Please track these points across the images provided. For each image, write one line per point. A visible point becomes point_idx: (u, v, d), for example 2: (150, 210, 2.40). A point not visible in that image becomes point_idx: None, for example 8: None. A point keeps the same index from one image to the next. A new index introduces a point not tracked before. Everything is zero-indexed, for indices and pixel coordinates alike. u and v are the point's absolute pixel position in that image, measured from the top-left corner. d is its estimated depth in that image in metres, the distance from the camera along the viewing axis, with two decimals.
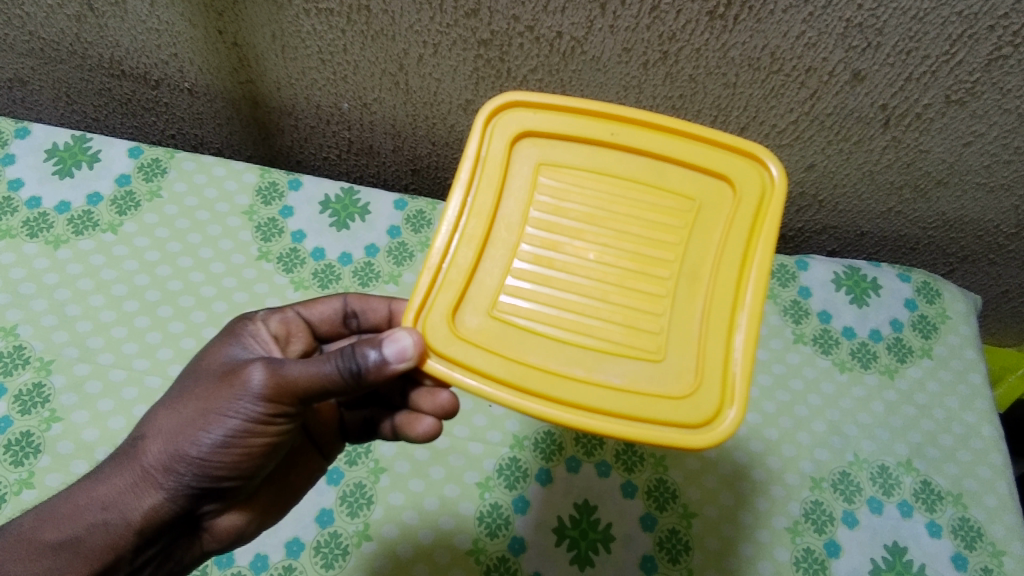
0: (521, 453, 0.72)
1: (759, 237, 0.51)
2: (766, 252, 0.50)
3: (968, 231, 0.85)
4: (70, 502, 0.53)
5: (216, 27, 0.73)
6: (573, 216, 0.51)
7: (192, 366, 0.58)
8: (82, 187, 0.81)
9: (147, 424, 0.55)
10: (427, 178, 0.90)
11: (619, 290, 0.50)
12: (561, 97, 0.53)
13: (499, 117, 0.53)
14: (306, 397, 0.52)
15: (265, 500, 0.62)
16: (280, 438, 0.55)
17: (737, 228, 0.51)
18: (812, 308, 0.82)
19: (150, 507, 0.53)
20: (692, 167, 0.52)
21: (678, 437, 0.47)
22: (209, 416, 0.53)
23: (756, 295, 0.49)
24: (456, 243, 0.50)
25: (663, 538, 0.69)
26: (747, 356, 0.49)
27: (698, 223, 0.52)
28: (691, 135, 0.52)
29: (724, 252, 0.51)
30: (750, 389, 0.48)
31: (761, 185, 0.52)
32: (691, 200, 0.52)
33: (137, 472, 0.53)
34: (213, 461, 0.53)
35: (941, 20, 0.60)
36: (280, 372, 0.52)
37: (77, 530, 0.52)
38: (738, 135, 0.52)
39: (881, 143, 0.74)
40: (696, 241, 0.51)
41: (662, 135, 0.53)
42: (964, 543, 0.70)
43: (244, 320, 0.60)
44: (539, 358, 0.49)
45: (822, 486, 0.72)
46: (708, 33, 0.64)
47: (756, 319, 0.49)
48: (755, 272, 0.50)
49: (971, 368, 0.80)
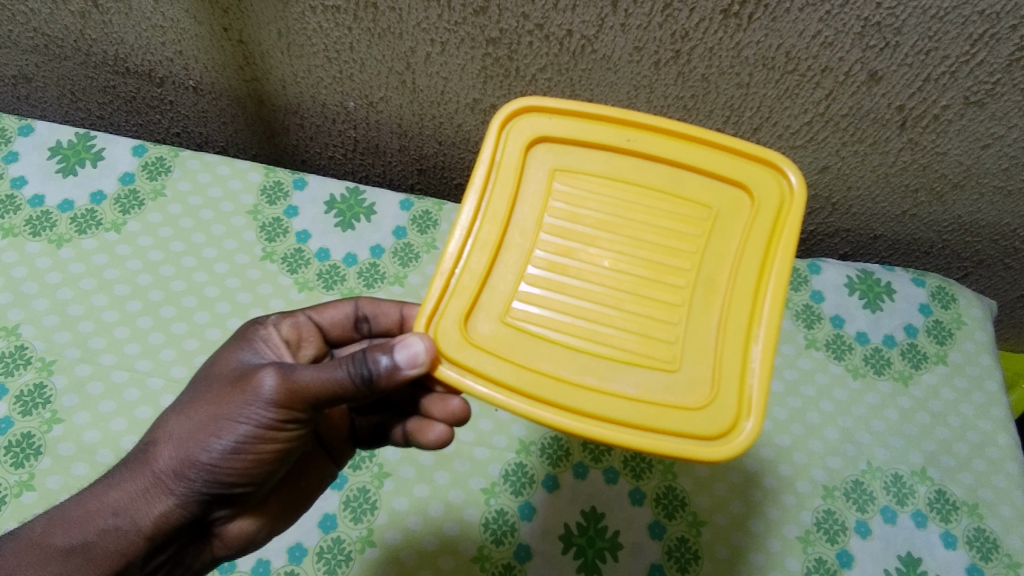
0: (527, 459, 0.71)
1: (777, 246, 0.50)
2: (784, 261, 0.49)
3: (984, 235, 0.83)
4: (82, 507, 0.52)
5: (221, 24, 0.72)
6: (588, 222, 0.50)
7: (202, 372, 0.57)
8: (85, 185, 0.81)
9: (158, 430, 0.54)
10: (434, 179, 0.89)
11: (633, 299, 0.49)
12: (576, 102, 0.51)
13: (514, 122, 0.52)
14: (317, 403, 0.51)
15: (276, 505, 0.61)
16: (291, 444, 0.54)
17: (755, 237, 0.50)
18: (825, 312, 0.80)
19: (160, 513, 0.52)
20: (710, 175, 0.51)
21: (692, 449, 0.46)
22: (219, 423, 0.52)
23: (774, 305, 0.48)
24: (469, 248, 0.49)
25: (671, 547, 0.68)
26: (765, 366, 0.47)
27: (715, 231, 0.50)
28: (709, 143, 0.51)
29: (740, 261, 0.49)
30: (767, 400, 0.47)
31: (780, 193, 0.51)
32: (708, 208, 0.51)
33: (148, 478, 0.52)
34: (223, 467, 0.52)
35: (962, 20, 0.59)
36: (291, 378, 0.51)
37: (87, 535, 0.51)
38: (757, 143, 0.51)
39: (896, 145, 0.72)
40: (713, 249, 0.50)
41: (679, 142, 0.51)
42: (980, 554, 0.69)
43: (255, 325, 0.59)
44: (552, 365, 0.47)
45: (835, 495, 0.71)
46: (721, 32, 0.62)
47: (775, 329, 0.48)
48: (773, 281, 0.49)
49: (986, 375, 0.78)
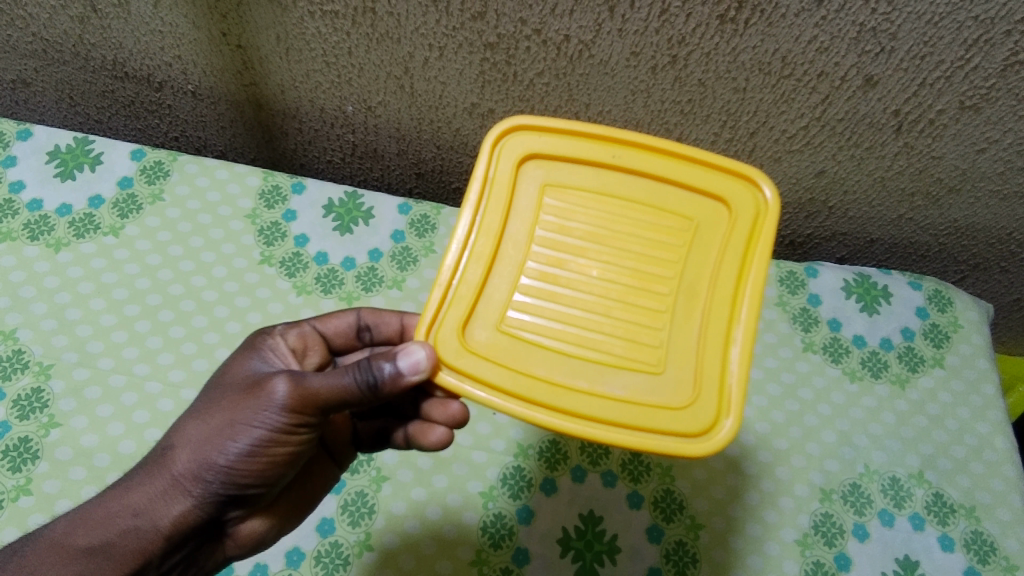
0: (525, 462, 0.71)
1: (752, 256, 0.50)
2: (759, 269, 0.49)
3: (980, 238, 0.83)
4: (103, 508, 0.52)
5: (220, 29, 0.72)
6: (577, 234, 0.50)
7: (214, 379, 0.57)
8: (84, 189, 0.81)
9: (174, 434, 0.54)
10: (432, 182, 0.89)
11: (621, 306, 0.49)
12: (564, 121, 0.52)
13: (505, 140, 0.52)
14: (327, 409, 0.51)
15: (285, 507, 0.61)
16: (302, 447, 0.54)
17: (733, 247, 0.50)
18: (822, 316, 0.80)
19: (179, 514, 0.52)
20: (691, 190, 0.51)
21: (677, 446, 0.46)
22: (236, 427, 0.52)
23: (750, 312, 0.48)
24: (465, 259, 0.50)
25: (670, 550, 0.68)
26: (742, 368, 0.47)
27: (696, 244, 0.51)
28: (689, 158, 0.51)
29: (718, 271, 0.50)
30: (745, 398, 0.47)
31: (755, 208, 0.51)
32: (690, 221, 0.51)
33: (166, 480, 0.52)
34: (239, 469, 0.52)
35: (956, 25, 0.59)
36: (302, 384, 0.51)
37: (109, 535, 0.51)
38: (734, 159, 0.51)
39: (892, 149, 0.73)
40: (693, 261, 0.50)
41: (661, 159, 0.52)
42: (978, 556, 0.69)
43: (262, 335, 0.59)
44: (545, 369, 0.48)
45: (832, 498, 0.71)
46: (718, 37, 0.63)
47: (751, 332, 0.48)
48: (749, 289, 0.49)
49: (983, 378, 0.78)
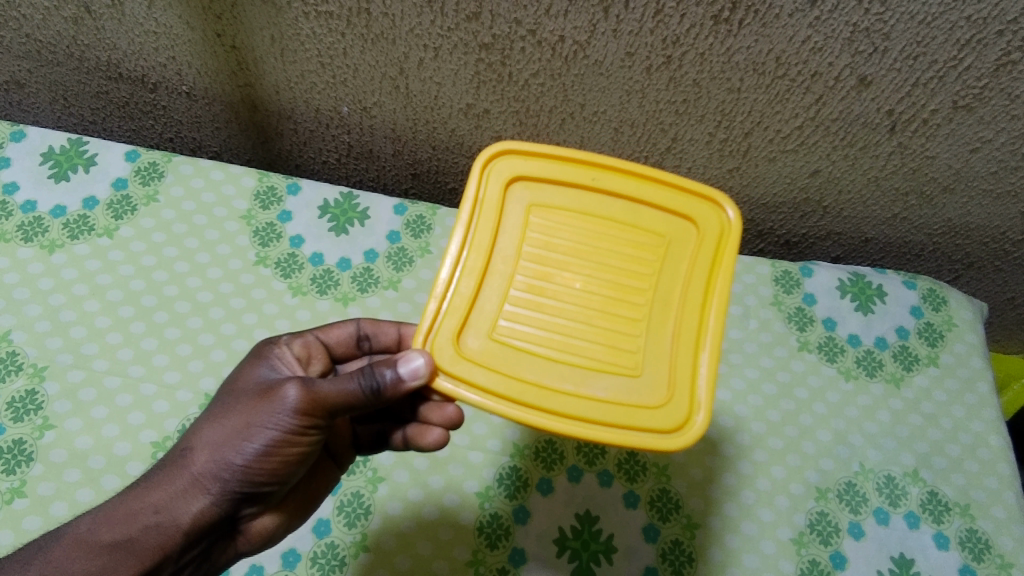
0: (521, 462, 0.71)
1: (718, 271, 0.50)
2: (724, 279, 0.50)
3: (974, 237, 0.84)
4: (126, 505, 0.52)
5: (214, 30, 0.72)
6: (561, 249, 0.51)
7: (227, 385, 0.57)
8: (78, 190, 0.80)
9: (191, 437, 0.54)
10: (428, 183, 0.89)
11: (601, 315, 0.49)
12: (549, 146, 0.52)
13: (494, 163, 0.52)
14: (335, 413, 0.52)
15: (293, 506, 0.60)
16: (313, 447, 0.54)
17: (701, 262, 0.51)
18: (817, 315, 0.81)
19: (198, 512, 0.52)
20: (664, 211, 0.52)
21: (653, 442, 0.46)
22: (251, 429, 0.52)
23: (717, 320, 0.49)
24: (458, 273, 0.50)
25: (666, 550, 0.68)
26: (711, 370, 0.48)
27: (669, 260, 0.51)
28: (660, 181, 0.52)
29: (689, 284, 0.50)
30: (713, 397, 0.47)
31: (720, 228, 0.51)
32: (662, 238, 0.52)
33: (186, 479, 0.52)
34: (254, 468, 0.52)
35: (949, 25, 0.60)
36: (312, 390, 0.51)
37: (131, 532, 0.51)
38: (701, 182, 0.52)
39: (886, 149, 0.73)
40: (666, 275, 0.51)
41: (634, 181, 0.52)
42: (972, 554, 0.69)
43: (269, 342, 0.60)
44: (535, 373, 0.48)
45: (828, 497, 0.71)
46: (712, 38, 0.63)
47: (718, 336, 0.49)
48: (716, 300, 0.49)
49: (978, 377, 0.79)
